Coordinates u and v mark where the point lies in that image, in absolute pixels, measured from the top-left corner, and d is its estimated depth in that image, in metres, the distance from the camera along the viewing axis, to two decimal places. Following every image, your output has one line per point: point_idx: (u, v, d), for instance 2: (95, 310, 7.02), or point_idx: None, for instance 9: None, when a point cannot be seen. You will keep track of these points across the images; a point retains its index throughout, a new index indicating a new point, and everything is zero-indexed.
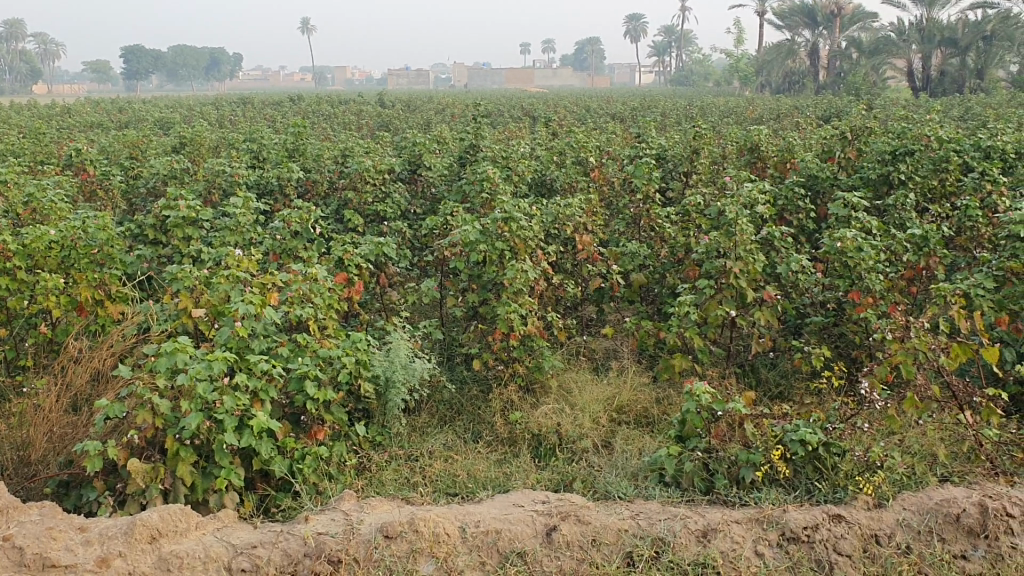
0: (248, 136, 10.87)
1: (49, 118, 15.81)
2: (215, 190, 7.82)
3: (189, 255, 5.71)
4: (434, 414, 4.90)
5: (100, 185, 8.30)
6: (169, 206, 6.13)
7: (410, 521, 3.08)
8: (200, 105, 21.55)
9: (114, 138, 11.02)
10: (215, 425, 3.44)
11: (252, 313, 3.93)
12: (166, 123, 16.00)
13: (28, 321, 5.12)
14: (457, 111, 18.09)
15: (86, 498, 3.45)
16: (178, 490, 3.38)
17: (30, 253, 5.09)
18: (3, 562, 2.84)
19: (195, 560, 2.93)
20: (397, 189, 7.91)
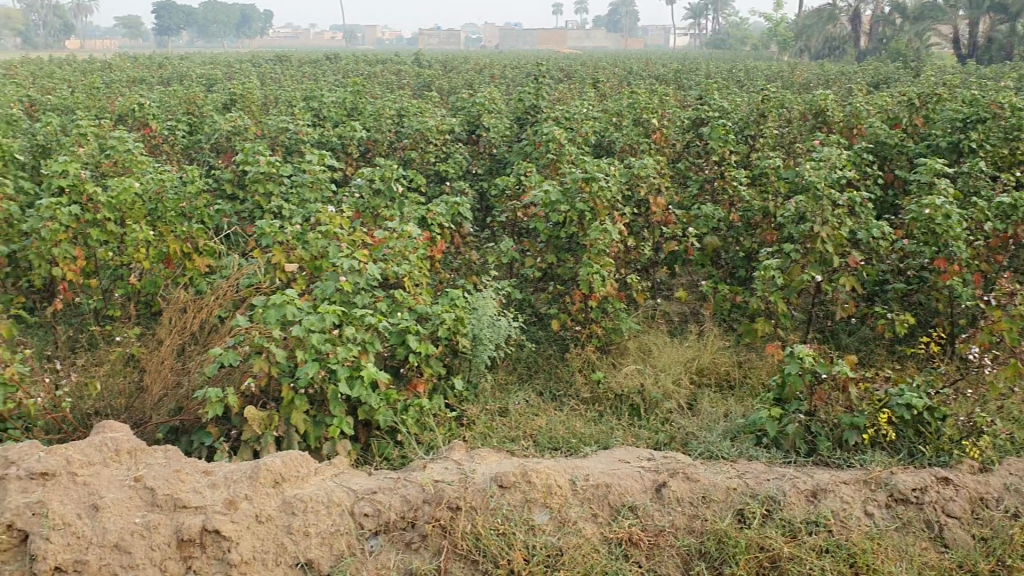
0: (304, 94, 10.95)
1: (92, 73, 15.88)
2: (279, 148, 7.91)
3: (270, 212, 5.90)
4: (513, 372, 4.98)
5: (165, 140, 8.43)
6: (246, 163, 6.31)
7: (523, 472, 3.25)
8: (238, 62, 21.59)
9: (168, 93, 11.10)
10: (327, 375, 3.74)
11: (355, 268, 4.21)
12: (209, 79, 16.01)
13: (115, 272, 5.46)
14: (496, 71, 17.87)
15: (201, 443, 3.82)
16: (292, 437, 3.75)
17: (118, 206, 5.36)
18: (137, 501, 3.18)
19: (319, 503, 3.22)
20: (459, 149, 7.95)
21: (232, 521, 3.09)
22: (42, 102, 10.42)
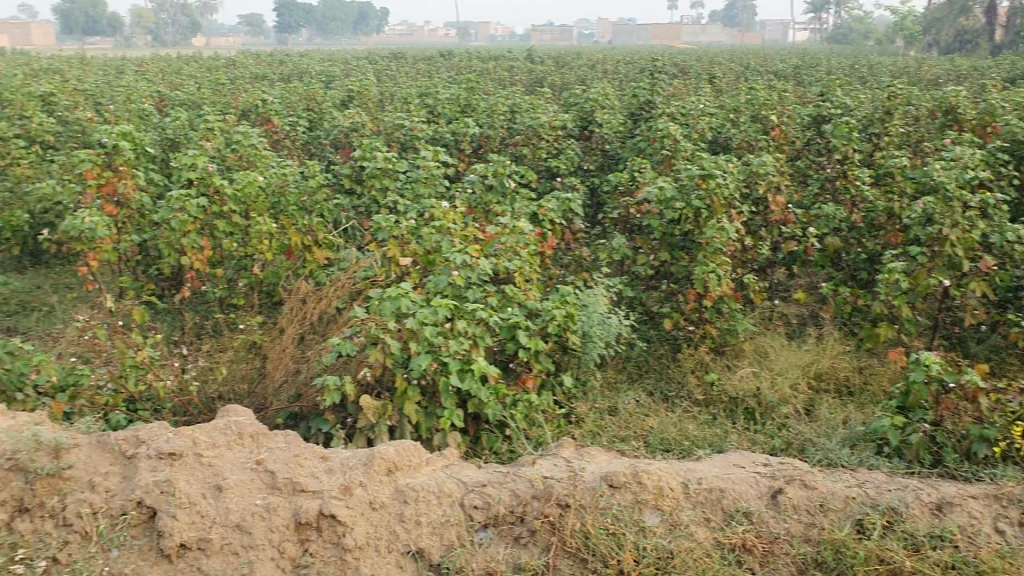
0: (419, 90, 11.11)
1: (217, 69, 16.47)
2: (394, 144, 8.07)
3: (386, 207, 6.05)
4: (623, 371, 4.95)
5: (286, 135, 8.68)
6: (364, 158, 6.48)
7: (634, 473, 3.31)
8: (355, 60, 22.03)
9: (288, 90, 11.43)
10: (440, 367, 3.86)
11: (467, 263, 4.33)
12: (327, 76, 16.42)
13: (239, 263, 5.65)
14: (608, 67, 17.71)
15: (319, 429, 3.98)
16: (404, 427, 3.86)
17: (242, 198, 5.59)
18: (258, 484, 3.43)
19: (430, 494, 3.35)
20: (571, 145, 7.93)
21: (348, 507, 3.27)
22: (172, 98, 10.88)
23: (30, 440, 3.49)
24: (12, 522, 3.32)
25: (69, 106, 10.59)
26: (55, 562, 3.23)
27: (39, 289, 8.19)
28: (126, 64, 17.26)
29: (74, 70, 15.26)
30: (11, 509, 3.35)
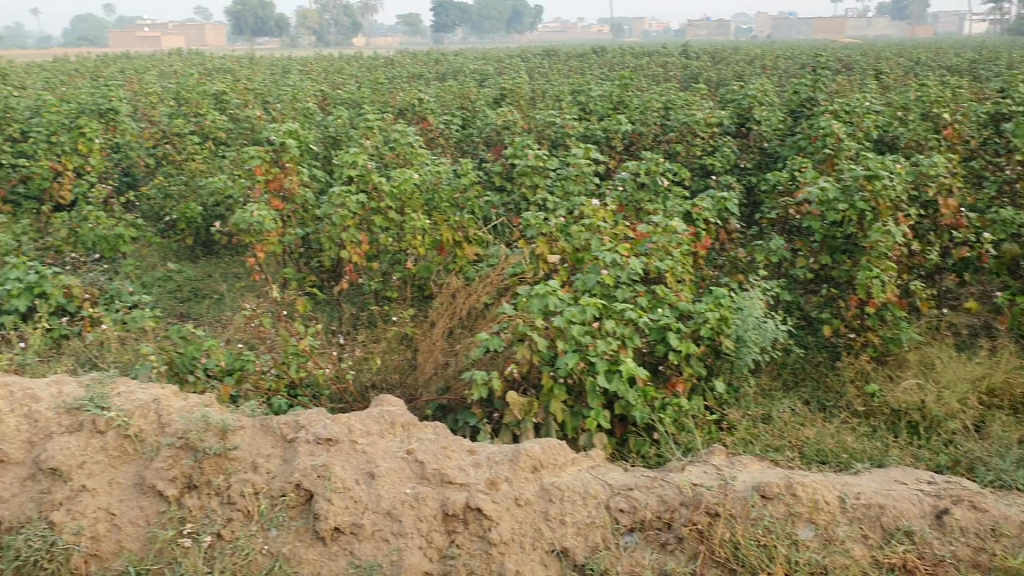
0: (572, 87, 11.13)
1: (377, 69, 17.02)
2: (546, 142, 8.12)
3: (536, 203, 6.15)
4: (778, 378, 4.83)
5: (440, 132, 8.84)
6: (516, 155, 6.60)
7: (788, 484, 3.29)
8: (509, 58, 22.27)
9: (444, 88, 11.68)
10: (587, 366, 3.90)
11: (617, 262, 4.34)
12: (481, 75, 16.68)
13: (393, 257, 5.85)
14: (767, 63, 17.20)
15: (467, 423, 4.14)
16: (550, 425, 3.96)
17: (399, 195, 5.82)
18: (409, 473, 3.58)
19: (576, 496, 3.42)
20: (727, 142, 7.73)
21: (493, 502, 3.36)
22: (334, 97, 11.31)
23: (200, 421, 3.78)
24: (182, 498, 3.58)
25: (240, 105, 11.18)
26: (219, 538, 3.44)
27: (210, 277, 8.70)
28: (293, 64, 18.10)
29: (246, 69, 16.10)
30: (182, 485, 3.61)
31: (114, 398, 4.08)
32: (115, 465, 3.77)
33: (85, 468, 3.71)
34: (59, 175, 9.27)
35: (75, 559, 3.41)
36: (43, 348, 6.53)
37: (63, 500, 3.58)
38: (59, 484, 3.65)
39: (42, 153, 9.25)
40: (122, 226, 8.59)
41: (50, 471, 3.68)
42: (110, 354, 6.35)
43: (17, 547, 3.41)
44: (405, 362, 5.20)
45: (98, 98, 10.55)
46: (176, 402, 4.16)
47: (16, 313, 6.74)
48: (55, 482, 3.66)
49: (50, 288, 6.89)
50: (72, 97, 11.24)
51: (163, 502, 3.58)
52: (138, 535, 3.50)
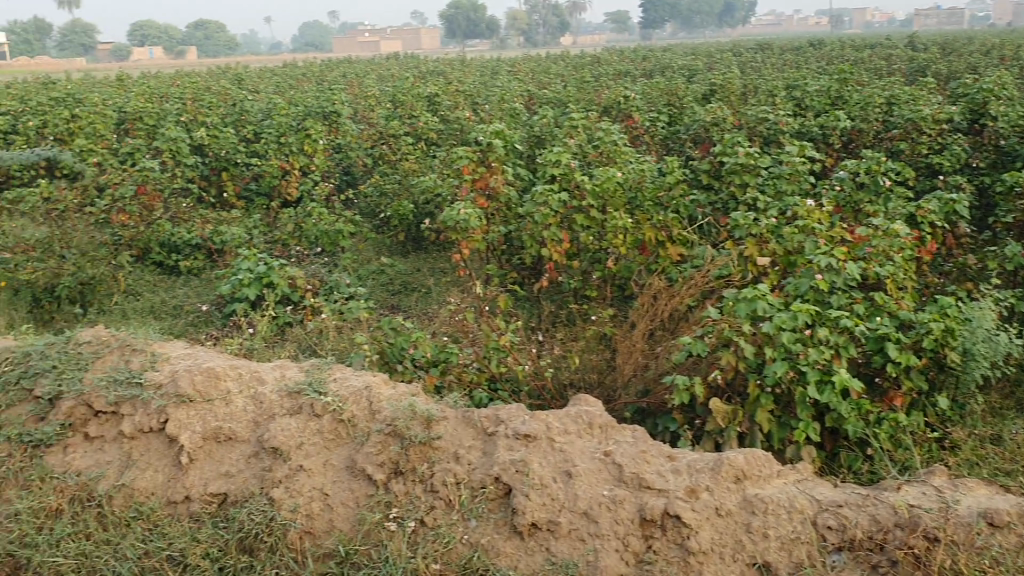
0: (786, 82, 10.78)
1: (584, 69, 17.10)
2: (757, 138, 7.87)
3: (745, 203, 6.54)
4: (1011, 397, 4.82)
5: (646, 131, 8.75)
6: (725, 153, 7.00)
7: (1017, 515, 3.65)
8: (719, 53, 21.72)
9: (652, 85, 11.59)
10: (797, 376, 4.28)
11: (833, 266, 4.64)
12: (689, 71, 16.39)
13: (593, 256, 6.45)
14: (1006, 53, 15.84)
15: (668, 428, 4.65)
16: (755, 434, 4.35)
17: (601, 193, 6.48)
18: (606, 475, 4.05)
19: (782, 508, 3.81)
20: (957, 140, 7.16)
21: (694, 511, 3.79)
22: (541, 96, 11.51)
23: (408, 411, 4.41)
24: (387, 482, 4.21)
25: (450, 107, 11.63)
26: (421, 524, 4.02)
27: (419, 272, 9.04)
28: (502, 63, 18.46)
29: (457, 71, 16.62)
30: (388, 471, 4.24)
31: (330, 382, 4.82)
32: (329, 447, 4.47)
33: (303, 449, 4.43)
34: (286, 173, 9.96)
35: (291, 534, 4.07)
36: (269, 334, 7.03)
37: (283, 478, 4.29)
38: (280, 462, 4.39)
39: (273, 153, 9.98)
40: (341, 222, 9.11)
41: (272, 450, 4.43)
42: (327, 341, 6.76)
43: (242, 518, 4.15)
44: (603, 362, 5.61)
45: (323, 101, 11.22)
46: (387, 389, 4.78)
47: (247, 302, 7.40)
48: (275, 460, 4.41)
49: (277, 279, 7.43)
50: (299, 100, 12.00)
51: (370, 486, 4.22)
52: (347, 515, 4.14)
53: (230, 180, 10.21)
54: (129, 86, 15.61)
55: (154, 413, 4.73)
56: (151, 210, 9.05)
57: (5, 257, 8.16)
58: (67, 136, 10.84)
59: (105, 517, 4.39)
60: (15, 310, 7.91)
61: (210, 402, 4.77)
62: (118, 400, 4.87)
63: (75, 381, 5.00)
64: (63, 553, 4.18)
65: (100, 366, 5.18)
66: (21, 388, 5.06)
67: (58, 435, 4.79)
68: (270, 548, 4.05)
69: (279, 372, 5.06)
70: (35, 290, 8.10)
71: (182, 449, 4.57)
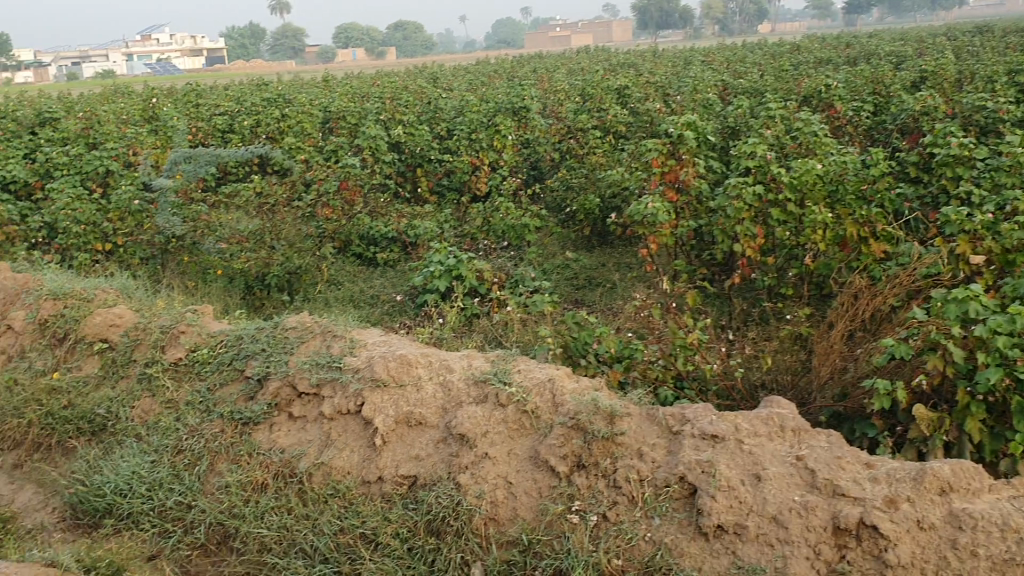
0: (1008, 67, 10.02)
1: (782, 57, 16.50)
2: (972, 128, 7.42)
3: (959, 196, 6.21)
4: None
5: (849, 121, 8.38)
6: (936, 144, 6.73)
7: None
8: (932, 36, 20.35)
9: (856, 73, 11.07)
10: (1013, 384, 4.10)
11: None
12: (900, 57, 15.47)
13: (791, 252, 6.39)
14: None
15: (867, 434, 4.60)
16: (962, 444, 4.25)
17: (799, 186, 6.41)
18: (800, 480, 4.14)
19: (992, 524, 3.71)
20: None
21: (893, 522, 3.79)
22: (737, 88, 11.26)
23: (590, 405, 4.73)
24: (570, 475, 4.54)
25: (643, 99, 11.57)
26: (604, 518, 4.31)
27: (603, 266, 9.04)
28: (696, 55, 18.07)
29: (647, 63, 16.45)
30: (571, 463, 4.58)
31: (515, 373, 5.23)
32: (513, 437, 4.85)
33: (488, 437, 4.84)
34: (477, 169, 10.26)
35: (476, 519, 4.50)
36: (457, 325, 7.22)
37: (468, 464, 4.73)
38: (465, 449, 4.83)
39: (464, 150, 10.33)
40: (528, 216, 9.28)
41: (459, 436, 4.89)
42: (512, 334, 6.94)
43: (431, 501, 4.63)
44: (799, 362, 5.55)
45: (514, 96, 11.45)
46: (569, 382, 5.13)
47: (437, 293, 7.67)
48: (462, 446, 4.85)
49: (465, 271, 7.62)
50: (492, 96, 12.29)
51: (553, 478, 4.56)
52: (530, 505, 4.51)
53: (424, 176, 10.52)
54: (334, 86, 16.45)
55: (352, 395, 5.37)
56: (352, 205, 9.53)
57: (222, 247, 8.88)
58: (276, 135, 11.58)
59: (306, 492, 5.02)
60: (231, 296, 8.67)
61: (402, 386, 5.32)
62: (319, 382, 5.55)
63: (282, 364, 5.78)
64: (267, 525, 4.87)
65: (304, 350, 5.90)
66: (235, 367, 5.99)
67: (266, 413, 5.55)
68: (457, 531, 4.49)
69: (468, 361, 5.50)
70: (248, 279, 8.74)
71: (377, 431, 5.13)
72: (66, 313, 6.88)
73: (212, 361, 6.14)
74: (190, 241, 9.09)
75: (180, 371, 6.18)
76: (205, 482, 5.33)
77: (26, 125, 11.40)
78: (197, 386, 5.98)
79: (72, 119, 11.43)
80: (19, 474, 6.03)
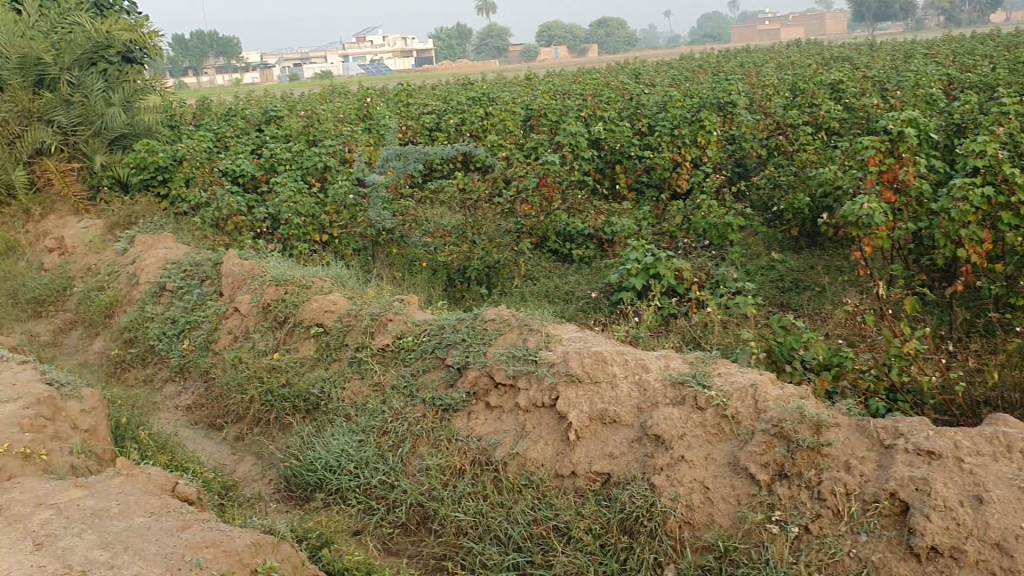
0: None
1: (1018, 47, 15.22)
2: None
3: None
4: None
5: None
6: None
7: None
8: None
9: None
10: None
11: None
12: None
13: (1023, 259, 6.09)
14: None
15: None
16: None
17: None
18: None
19: None
20: None
21: None
22: (965, 82, 10.53)
23: (795, 413, 4.61)
24: (771, 484, 4.45)
25: (858, 94, 11.05)
26: (806, 530, 4.22)
27: (812, 269, 8.68)
28: (918, 47, 16.98)
29: (865, 57, 15.64)
30: (772, 472, 4.49)
31: (715, 377, 5.13)
32: (712, 441, 4.79)
33: (685, 440, 4.80)
34: (678, 165, 10.13)
35: (670, 522, 4.49)
36: (653, 324, 7.14)
37: (663, 466, 4.71)
38: (661, 450, 4.81)
39: (666, 145, 10.23)
40: (732, 215, 9.05)
41: (655, 437, 4.88)
42: (713, 335, 6.79)
43: (625, 500, 4.66)
44: None
45: (719, 92, 11.23)
46: (773, 388, 4.96)
47: (633, 291, 7.64)
48: (657, 447, 4.84)
49: (663, 270, 7.57)
50: (696, 91, 12.08)
51: (753, 486, 4.49)
52: (728, 511, 4.46)
53: (623, 172, 10.49)
54: (537, 84, 16.66)
55: (547, 389, 5.43)
56: (550, 201, 9.66)
57: (427, 241, 9.41)
58: (480, 133, 11.89)
59: (501, 481, 5.17)
60: (434, 288, 8.98)
61: (596, 383, 5.34)
62: (515, 373, 5.66)
63: (480, 355, 5.92)
64: (464, 510, 5.09)
65: (502, 342, 6.01)
66: (437, 356, 6.19)
67: (465, 401, 5.75)
68: (650, 532, 4.51)
69: (665, 362, 5.44)
70: (450, 271, 9.15)
71: (571, 426, 5.17)
72: (286, 299, 7.32)
73: (416, 348, 6.37)
74: (398, 234, 9.69)
75: (387, 357, 6.46)
76: (408, 464, 5.59)
77: (254, 123, 12.22)
78: (401, 371, 6.24)
79: (294, 118, 12.21)
80: (241, 445, 6.59)
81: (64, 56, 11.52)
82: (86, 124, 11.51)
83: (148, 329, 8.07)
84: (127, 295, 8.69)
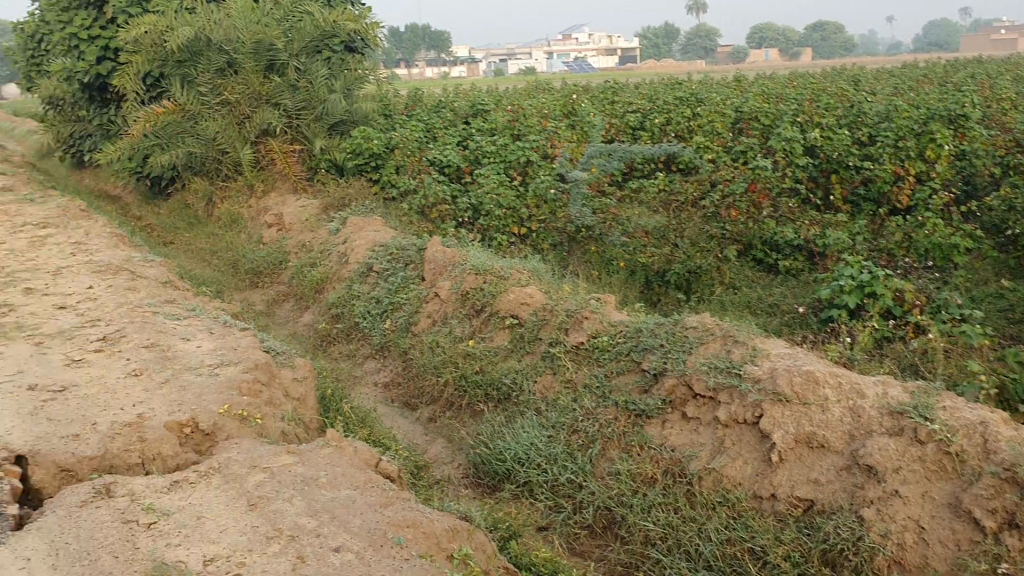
0: None
1: None
2: None
3: None
4: None
5: None
6: None
7: None
8: None
9: None
10: None
11: None
12: None
13: None
14: None
15: None
16: None
17: None
18: None
19: None
20: None
21: None
22: None
23: None
24: (997, 533, 4.29)
25: None
26: None
27: None
28: None
29: None
30: (999, 520, 4.31)
31: (939, 410, 4.80)
32: (931, 478, 4.58)
33: (901, 474, 4.59)
34: (901, 179, 9.55)
35: (879, 559, 4.41)
36: (867, 345, 6.73)
37: (875, 499, 4.56)
38: (872, 482, 4.63)
39: (888, 157, 9.64)
40: (959, 237, 8.42)
41: (867, 467, 4.68)
42: (936, 364, 6.35)
43: (829, 530, 4.57)
44: None
45: (951, 104, 10.56)
46: (1006, 428, 4.64)
47: (846, 308, 7.19)
48: (869, 479, 4.65)
49: (882, 289, 7.04)
50: (924, 100, 11.34)
51: (977, 532, 4.34)
52: (946, 556, 4.34)
53: (839, 182, 9.89)
54: (746, 87, 16.08)
55: (750, 406, 5.19)
56: (758, 208, 9.37)
57: (626, 242, 9.25)
58: (686, 134, 11.63)
59: (694, 495, 5.05)
60: (631, 290, 8.87)
61: (806, 404, 5.05)
62: (716, 386, 5.42)
63: (679, 362, 5.68)
64: (653, 519, 5.02)
65: (703, 351, 5.73)
66: (632, 358, 5.98)
67: (660, 409, 5.56)
68: (856, 567, 4.44)
69: (883, 389, 5.08)
70: (648, 273, 9.09)
71: (774, 446, 4.97)
72: (485, 288, 7.34)
73: (611, 349, 6.18)
74: (598, 232, 9.50)
75: (580, 355, 6.32)
76: (596, 465, 5.50)
77: (462, 115, 12.41)
78: (595, 371, 6.09)
79: (502, 111, 12.36)
80: (433, 427, 6.72)
81: (294, 44, 11.97)
82: (310, 108, 12.00)
83: (354, 307, 8.37)
84: (337, 273, 9.04)
